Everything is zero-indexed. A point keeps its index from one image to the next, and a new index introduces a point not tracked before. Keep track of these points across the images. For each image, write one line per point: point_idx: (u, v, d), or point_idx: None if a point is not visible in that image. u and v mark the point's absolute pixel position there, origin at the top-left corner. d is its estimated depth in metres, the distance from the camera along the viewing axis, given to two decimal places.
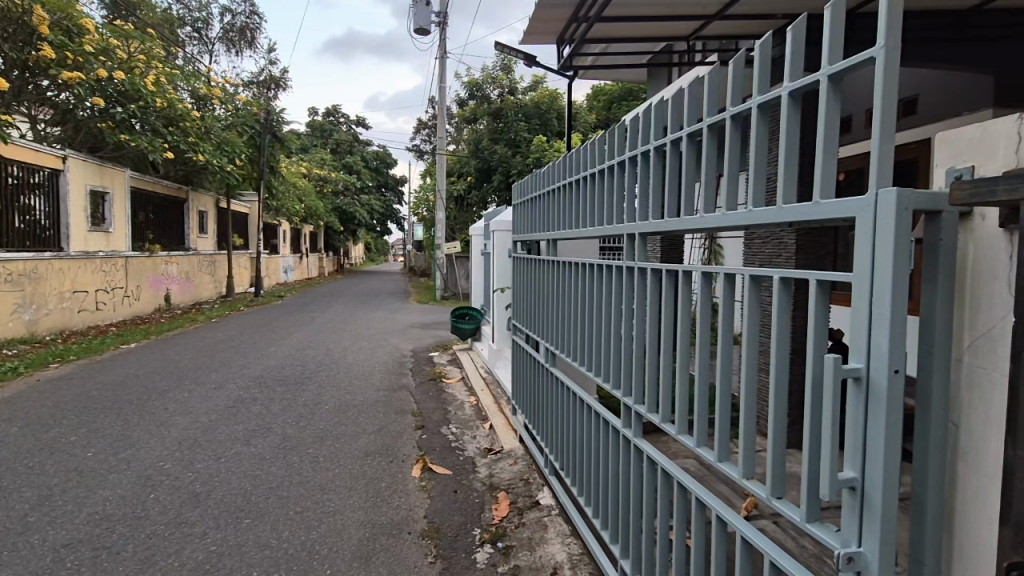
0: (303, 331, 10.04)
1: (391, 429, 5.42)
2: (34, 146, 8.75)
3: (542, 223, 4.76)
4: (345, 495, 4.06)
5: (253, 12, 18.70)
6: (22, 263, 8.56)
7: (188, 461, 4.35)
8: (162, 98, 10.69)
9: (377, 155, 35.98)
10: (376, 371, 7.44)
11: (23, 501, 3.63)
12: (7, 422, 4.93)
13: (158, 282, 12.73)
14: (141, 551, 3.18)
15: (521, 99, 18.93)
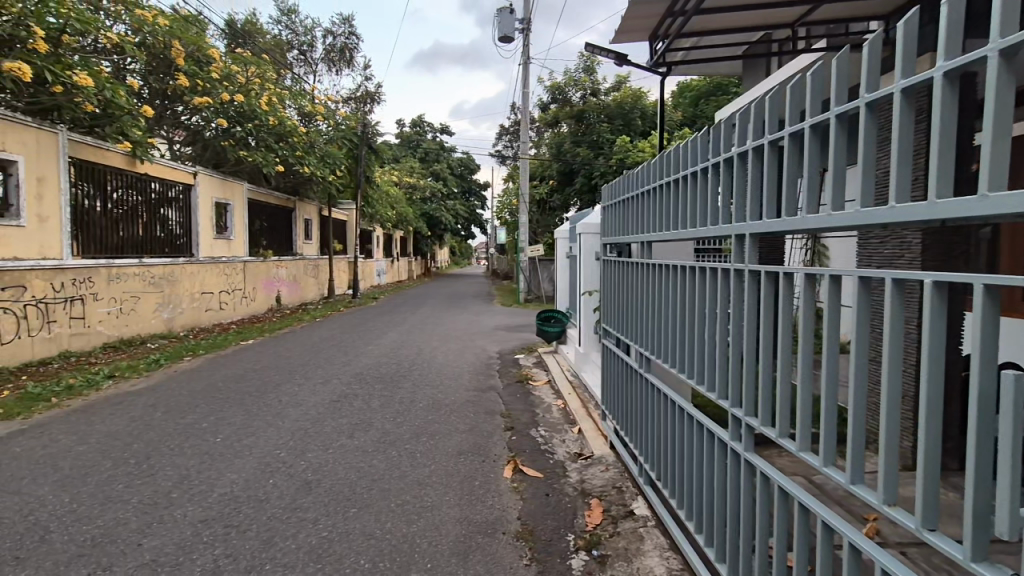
0: (396, 332, 10.52)
1: (482, 428, 5.53)
2: (169, 164, 9.92)
3: (635, 225, 4.60)
4: (441, 491, 4.18)
5: (352, 33, 19.98)
6: (162, 267, 9.74)
7: (301, 451, 4.70)
8: (273, 117, 11.68)
9: (460, 161, 37.05)
10: (465, 371, 7.64)
11: (168, 479, 4.09)
12: (152, 407, 5.61)
13: (270, 284, 13.97)
14: (263, 533, 3.46)
15: (603, 100, 18.73)
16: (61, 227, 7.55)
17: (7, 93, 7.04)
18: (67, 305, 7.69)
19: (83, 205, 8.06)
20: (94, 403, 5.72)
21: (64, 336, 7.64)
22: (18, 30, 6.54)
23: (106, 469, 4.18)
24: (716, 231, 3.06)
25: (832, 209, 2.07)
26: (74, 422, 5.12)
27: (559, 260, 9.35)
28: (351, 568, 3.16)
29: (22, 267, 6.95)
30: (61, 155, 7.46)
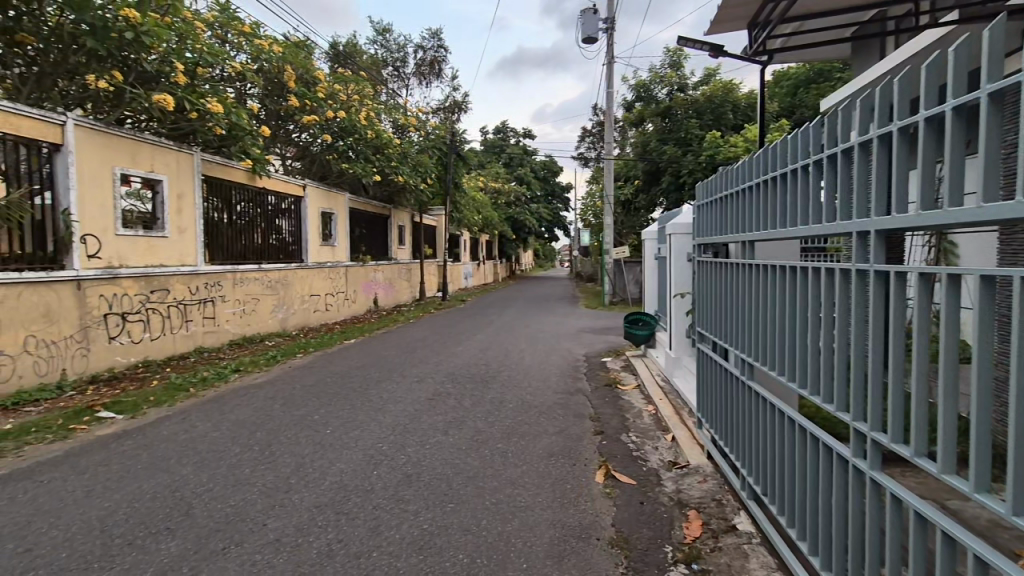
0: (484, 333, 10.78)
1: (571, 431, 5.50)
2: (282, 179, 10.90)
3: (734, 224, 4.29)
4: (534, 492, 4.22)
5: (440, 46, 20.80)
6: (278, 272, 10.71)
7: (401, 445, 4.95)
8: (371, 130, 12.46)
9: (543, 164, 37.23)
10: (552, 373, 7.66)
11: (287, 465, 4.48)
12: (272, 399, 6.18)
13: (368, 287, 14.87)
14: (370, 521, 3.68)
15: (691, 95, 17.98)
16: (196, 238, 8.57)
17: (155, 121, 8.08)
18: (201, 305, 8.67)
19: (212, 218, 9.06)
20: (224, 394, 6.40)
21: (199, 333, 8.64)
22: (163, 66, 7.47)
23: (235, 454, 4.66)
24: (821, 230, 2.82)
25: (948, 204, 1.89)
26: (209, 410, 5.76)
27: (648, 261, 9.10)
28: (450, 561, 3.26)
29: (167, 272, 7.97)
30: (195, 173, 8.46)
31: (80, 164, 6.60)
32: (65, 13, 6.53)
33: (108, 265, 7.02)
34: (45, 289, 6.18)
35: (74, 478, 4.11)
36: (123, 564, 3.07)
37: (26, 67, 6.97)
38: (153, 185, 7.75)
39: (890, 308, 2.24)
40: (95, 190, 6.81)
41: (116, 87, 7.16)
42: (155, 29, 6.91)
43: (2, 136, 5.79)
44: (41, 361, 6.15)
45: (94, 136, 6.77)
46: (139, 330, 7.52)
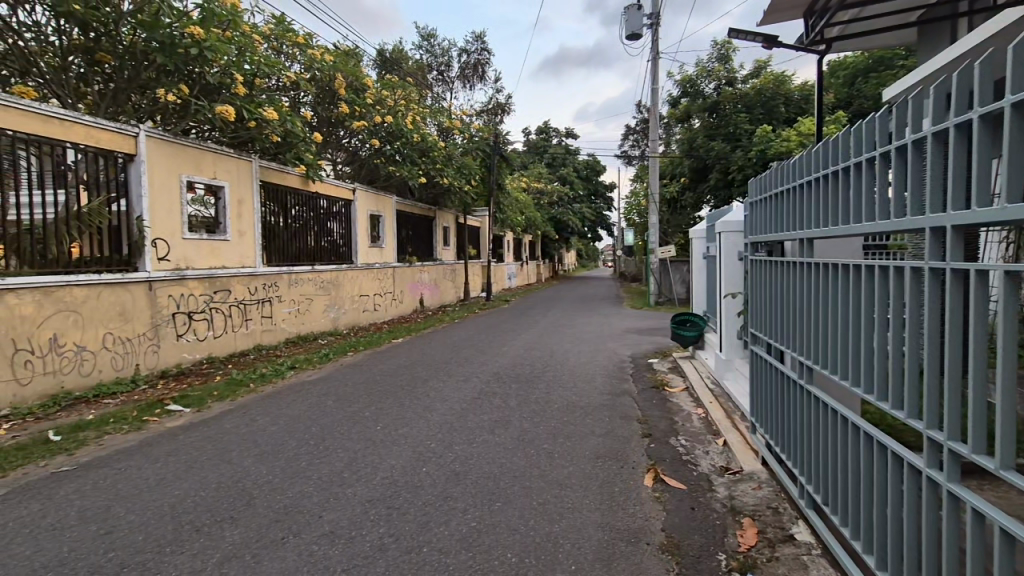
0: (528, 333, 10.80)
1: (618, 433, 5.43)
2: (333, 183, 11.28)
3: (789, 221, 4.10)
4: (581, 493, 4.18)
5: (483, 49, 20.98)
6: (329, 273, 11.09)
7: (449, 443, 5.03)
8: (417, 134, 12.73)
9: (585, 163, 36.92)
10: (597, 374, 7.57)
11: (340, 459, 4.64)
12: (325, 395, 6.41)
13: (415, 287, 15.19)
14: (420, 517, 3.76)
15: (740, 88, 17.38)
16: (254, 241, 8.98)
17: (217, 131, 8.53)
18: (259, 305, 9.09)
19: (269, 221, 9.47)
20: (281, 390, 6.68)
21: (257, 332, 9.06)
22: (224, 79, 7.80)
23: (292, 447, 4.85)
24: (888, 226, 2.65)
25: None
26: (267, 405, 6.04)
27: (695, 261, 8.87)
28: (498, 560, 3.28)
29: (228, 273, 8.39)
30: (253, 179, 8.88)
31: (151, 172, 7.05)
32: (138, 33, 6.99)
33: (176, 266, 7.45)
34: (121, 289, 6.63)
35: (148, 466, 4.39)
36: (192, 548, 3.26)
37: (104, 84, 7.51)
38: (215, 191, 8.19)
39: (969, 307, 2.08)
40: (165, 197, 7.26)
41: (183, 99, 7.61)
42: (218, 44, 7.28)
43: (85, 148, 6.27)
44: (118, 356, 6.61)
45: (163, 146, 7.22)
46: (203, 328, 7.95)
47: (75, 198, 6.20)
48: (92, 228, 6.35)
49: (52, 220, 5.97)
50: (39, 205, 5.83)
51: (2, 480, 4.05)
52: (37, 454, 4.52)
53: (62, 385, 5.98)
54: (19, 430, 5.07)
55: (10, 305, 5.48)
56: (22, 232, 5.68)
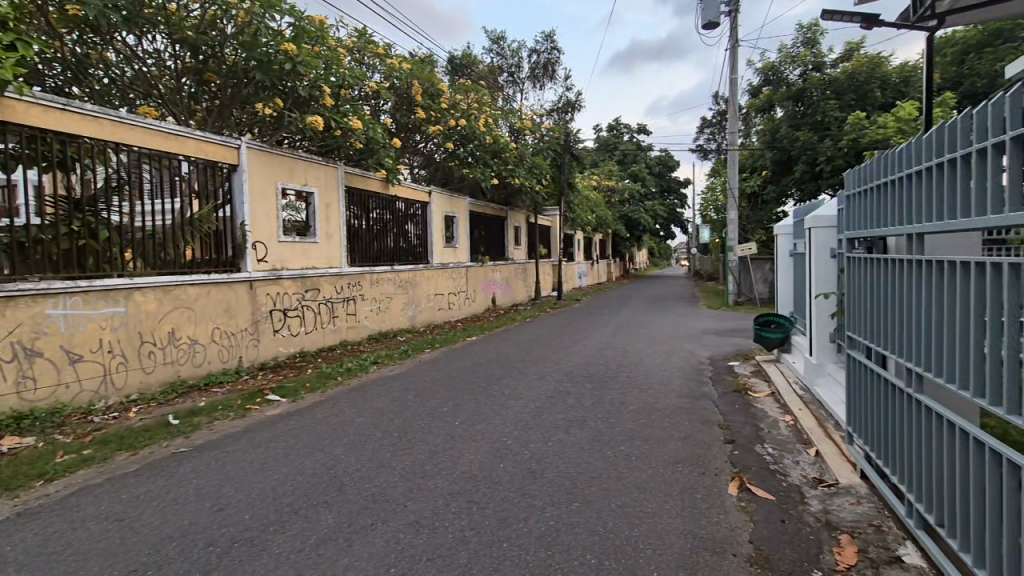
0: (600, 333, 10.67)
1: (699, 438, 5.23)
2: (411, 186, 11.72)
3: (891, 215, 3.74)
4: (662, 499, 4.07)
5: (554, 47, 20.94)
6: (407, 273, 11.54)
7: (525, 441, 5.07)
8: (489, 136, 12.94)
9: (658, 160, 35.86)
10: (675, 376, 7.33)
11: (422, 452, 4.82)
12: (406, 390, 6.68)
13: (487, 286, 15.48)
14: (499, 512, 3.82)
15: (830, 73, 16.17)
16: (340, 243, 9.53)
17: (307, 140, 9.11)
18: (345, 303, 9.64)
19: (353, 224, 10.00)
20: (365, 383, 7.05)
21: (343, 328, 9.60)
22: (313, 91, 8.28)
23: (376, 439, 5.10)
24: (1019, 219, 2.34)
25: None
26: (354, 398, 6.39)
27: (779, 258, 8.37)
28: (578, 560, 3.27)
29: (318, 274, 8.94)
30: (339, 184, 9.43)
31: (251, 180, 7.67)
32: (239, 53, 7.61)
33: (272, 267, 8.06)
34: (226, 288, 7.28)
35: (252, 450, 4.79)
36: (292, 529, 3.51)
37: (210, 101, 8.26)
38: (306, 197, 8.76)
39: None
40: (263, 203, 7.88)
41: (278, 112, 8.21)
42: (308, 58, 7.72)
43: (195, 160, 6.93)
44: (224, 349, 7.25)
45: (262, 156, 7.83)
46: (296, 324, 8.54)
47: (188, 206, 6.87)
48: (201, 233, 7.01)
49: (170, 226, 6.65)
50: (160, 214, 6.52)
51: (134, 458, 4.57)
52: (161, 435, 5.06)
53: (178, 373, 6.66)
54: (145, 413, 5.71)
55: (137, 302, 6.17)
56: (146, 237, 6.38)
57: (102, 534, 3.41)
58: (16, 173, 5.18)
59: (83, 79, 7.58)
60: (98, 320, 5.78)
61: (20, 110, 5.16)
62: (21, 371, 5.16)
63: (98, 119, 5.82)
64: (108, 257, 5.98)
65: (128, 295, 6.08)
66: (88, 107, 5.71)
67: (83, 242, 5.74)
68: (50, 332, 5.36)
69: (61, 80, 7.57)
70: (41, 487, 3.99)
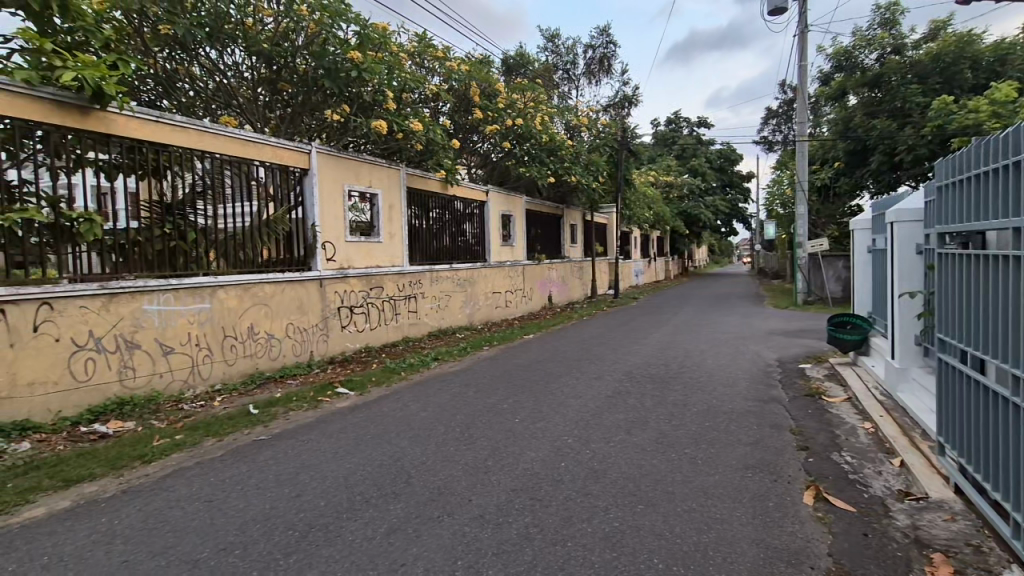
0: (659, 332, 10.42)
1: (769, 443, 5.00)
2: (469, 186, 11.88)
3: (990, 207, 3.42)
4: (731, 505, 3.92)
5: (610, 42, 20.61)
6: (465, 271, 11.72)
7: (586, 440, 5.03)
8: (546, 134, 12.90)
9: (719, 153, 34.54)
10: (741, 378, 7.04)
11: (484, 448, 4.88)
12: (466, 386, 6.79)
13: (544, 285, 15.48)
14: (562, 511, 3.81)
15: (911, 56, 15.00)
16: (402, 242, 9.82)
17: (371, 144, 9.45)
18: (406, 301, 9.92)
19: (414, 224, 10.27)
20: (427, 379, 7.22)
21: (405, 325, 9.89)
22: (377, 96, 8.60)
23: (440, 433, 5.22)
24: None
25: None
26: (417, 393, 6.57)
27: (855, 255, 7.87)
28: (645, 563, 3.21)
29: (382, 272, 9.26)
30: (401, 186, 9.71)
31: (321, 183, 8.04)
32: (309, 62, 8.00)
33: (340, 266, 8.41)
34: (299, 286, 7.67)
35: (324, 440, 5.03)
36: (364, 517, 3.66)
37: (282, 109, 8.71)
38: (370, 199, 9.07)
39: None
40: (331, 205, 8.24)
41: (344, 117, 8.58)
42: (372, 64, 8.01)
43: (270, 164, 7.34)
44: (297, 343, 7.65)
45: (330, 160, 8.19)
46: (362, 321, 8.88)
47: (264, 208, 7.28)
48: (276, 234, 7.42)
49: (248, 228, 7.09)
50: (240, 216, 6.95)
51: (219, 443, 4.92)
52: (242, 423, 5.42)
53: (257, 366, 7.10)
54: (228, 403, 6.12)
55: (221, 299, 6.63)
56: (227, 238, 6.83)
57: (195, 513, 3.69)
58: (117, 181, 5.68)
59: (172, 93, 8.25)
60: (187, 315, 6.25)
61: (120, 123, 5.65)
62: (123, 361, 5.66)
63: (186, 129, 6.28)
64: (195, 256, 6.45)
65: (212, 292, 6.54)
66: (177, 118, 6.17)
67: (174, 243, 6.22)
68: (146, 326, 5.85)
69: (154, 94, 8.28)
70: (141, 468, 4.37)
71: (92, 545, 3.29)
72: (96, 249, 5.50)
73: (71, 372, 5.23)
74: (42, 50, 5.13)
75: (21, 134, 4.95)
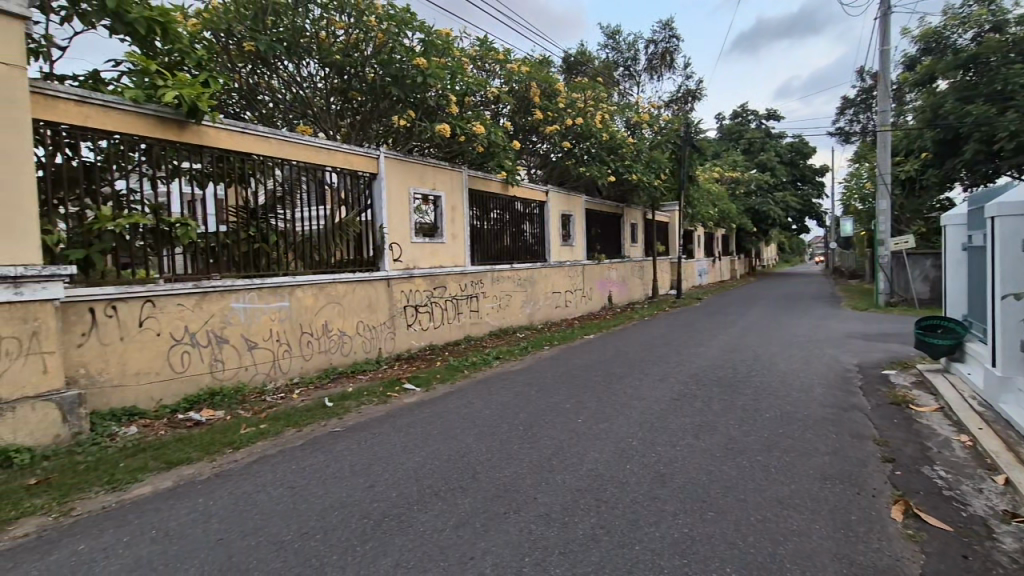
0: (726, 334, 10.05)
1: (850, 453, 4.72)
2: (529, 186, 11.94)
3: None
4: (809, 517, 3.72)
5: (672, 36, 20.06)
6: (525, 271, 11.79)
7: (651, 443, 4.95)
8: (606, 132, 12.73)
9: (789, 146, 32.76)
10: (817, 384, 6.67)
11: (547, 447, 4.91)
12: (528, 385, 6.84)
13: (604, 285, 15.31)
14: (628, 514, 3.77)
15: (1014, 33, 13.58)
16: (464, 243, 10.03)
17: (435, 147, 9.72)
18: (468, 301, 10.13)
19: (475, 225, 10.46)
20: (489, 377, 7.34)
21: (467, 324, 10.10)
22: (441, 101, 8.83)
23: (504, 431, 5.30)
24: None
25: None
26: (480, 391, 6.69)
27: (947, 253, 7.25)
28: (717, 572, 3.12)
29: (445, 273, 9.50)
30: (463, 188, 9.91)
31: (388, 187, 8.36)
32: (377, 70, 8.33)
33: (406, 267, 8.70)
34: (368, 286, 8.02)
35: (394, 434, 5.23)
36: (433, 510, 3.78)
37: (353, 117, 9.11)
38: (434, 201, 9.33)
39: None
40: (398, 207, 8.55)
41: (410, 123, 8.88)
42: (436, 70, 8.24)
43: (341, 170, 7.71)
44: (367, 340, 8.00)
45: (397, 165, 8.52)
46: (426, 320, 9.15)
47: (337, 212, 7.67)
48: (347, 236, 7.80)
49: (323, 230, 7.48)
50: (315, 219, 7.35)
51: (299, 433, 5.24)
52: (319, 415, 5.74)
53: (331, 362, 7.48)
54: (306, 395, 6.50)
55: (299, 298, 7.04)
56: (304, 240, 7.25)
57: (279, 498, 3.95)
58: (208, 188, 6.15)
59: (254, 105, 8.87)
60: (270, 313, 6.69)
61: (211, 135, 6.13)
62: (214, 354, 6.14)
63: (268, 139, 6.74)
64: (276, 258, 6.89)
65: (291, 291, 6.96)
66: (261, 129, 6.62)
67: (257, 245, 6.67)
68: (234, 323, 6.31)
69: (238, 107, 8.97)
70: (231, 454, 4.73)
71: (192, 523, 3.60)
72: (190, 251, 6.00)
73: (170, 364, 5.73)
74: (146, 71, 5.67)
75: (128, 148, 5.46)
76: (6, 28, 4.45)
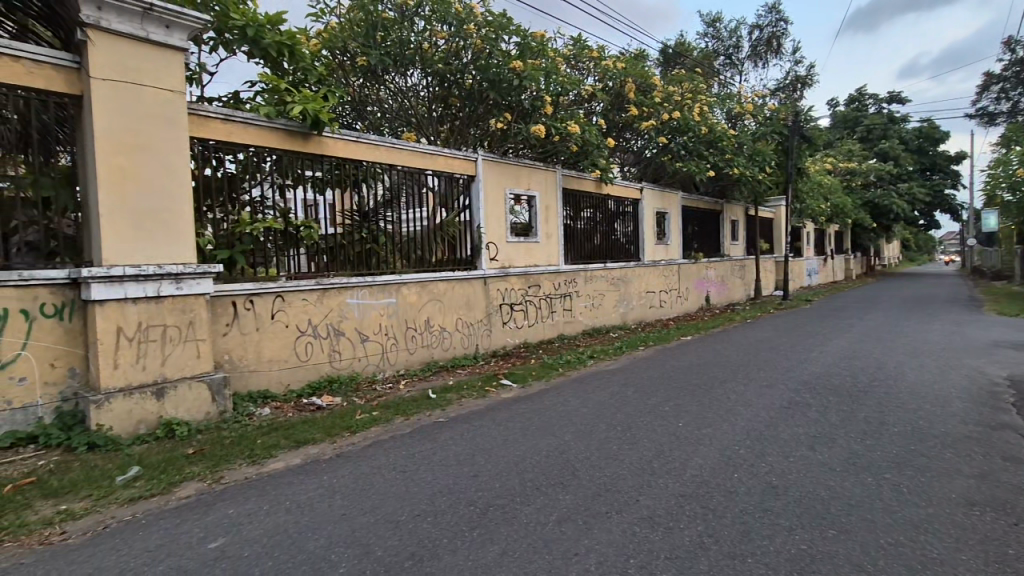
0: (842, 339, 9.22)
1: (1002, 478, 4.14)
2: (623, 185, 11.73)
3: None
4: (952, 544, 3.34)
5: (780, 19, 18.71)
6: (619, 270, 11.62)
7: (760, 452, 4.68)
8: (705, 125, 12.18)
9: (918, 132, 29.25)
10: (957, 398, 5.92)
11: (648, 449, 4.82)
12: (625, 386, 6.74)
13: (701, 284, 14.67)
14: (739, 524, 3.60)
15: None
16: (558, 242, 10.09)
17: (529, 148, 9.85)
18: (562, 299, 10.17)
19: (569, 224, 10.48)
20: (585, 377, 7.33)
21: (561, 322, 10.14)
22: (535, 102, 8.95)
23: (603, 430, 5.27)
24: None
25: None
26: (577, 389, 6.69)
27: None
28: None
29: (539, 272, 9.62)
30: (557, 187, 9.96)
31: (485, 188, 8.64)
32: (475, 76, 8.64)
33: (502, 266, 8.93)
34: (466, 284, 8.33)
35: (495, 427, 5.41)
36: (536, 504, 3.86)
37: (452, 121, 9.47)
38: (529, 201, 9.48)
39: None
40: (495, 208, 8.80)
41: (507, 125, 9.09)
42: (532, 72, 8.39)
43: (442, 173, 8.08)
44: (465, 336, 8.32)
45: (495, 166, 8.78)
46: (521, 317, 9.32)
47: (437, 213, 8.04)
48: (446, 236, 8.16)
49: (425, 231, 7.89)
50: (418, 221, 7.77)
51: (407, 422, 5.57)
52: (424, 406, 6.06)
53: (433, 356, 7.87)
54: (411, 386, 6.90)
55: (405, 295, 7.49)
56: (409, 241, 7.69)
57: (392, 480, 4.23)
58: (327, 194, 6.72)
59: (364, 115, 9.54)
60: (379, 308, 7.17)
61: (329, 145, 6.68)
62: (333, 346, 6.70)
63: (377, 146, 7.21)
64: (384, 258, 7.38)
65: (398, 289, 7.40)
66: (371, 137, 7.11)
67: (368, 246, 7.18)
68: (349, 317, 6.84)
69: (351, 118, 9.68)
70: (349, 437, 5.14)
71: (319, 497, 3.97)
72: (311, 251, 6.59)
73: (296, 353, 6.34)
74: (276, 89, 6.32)
75: (262, 160, 6.11)
76: (169, 59, 5.16)
